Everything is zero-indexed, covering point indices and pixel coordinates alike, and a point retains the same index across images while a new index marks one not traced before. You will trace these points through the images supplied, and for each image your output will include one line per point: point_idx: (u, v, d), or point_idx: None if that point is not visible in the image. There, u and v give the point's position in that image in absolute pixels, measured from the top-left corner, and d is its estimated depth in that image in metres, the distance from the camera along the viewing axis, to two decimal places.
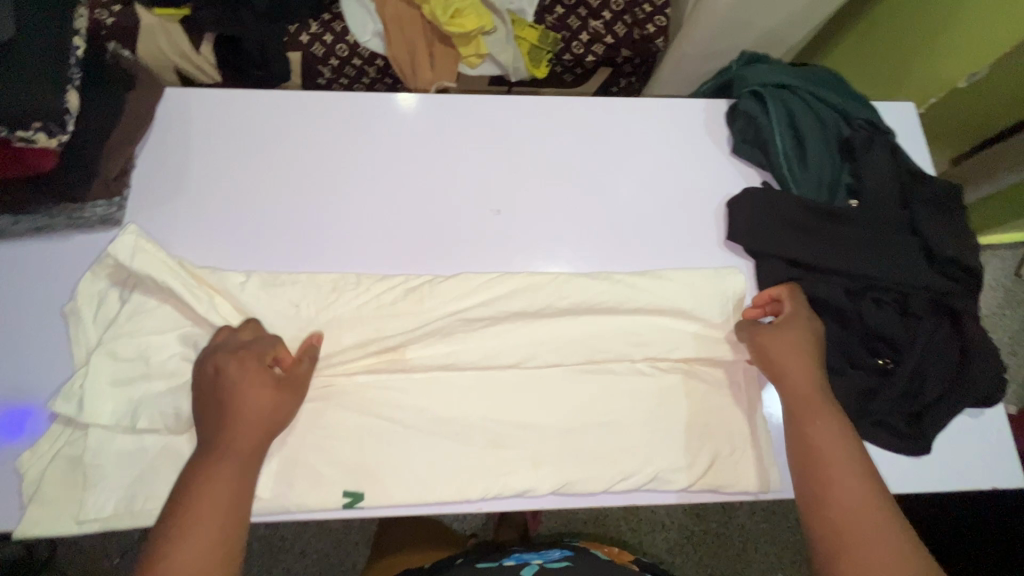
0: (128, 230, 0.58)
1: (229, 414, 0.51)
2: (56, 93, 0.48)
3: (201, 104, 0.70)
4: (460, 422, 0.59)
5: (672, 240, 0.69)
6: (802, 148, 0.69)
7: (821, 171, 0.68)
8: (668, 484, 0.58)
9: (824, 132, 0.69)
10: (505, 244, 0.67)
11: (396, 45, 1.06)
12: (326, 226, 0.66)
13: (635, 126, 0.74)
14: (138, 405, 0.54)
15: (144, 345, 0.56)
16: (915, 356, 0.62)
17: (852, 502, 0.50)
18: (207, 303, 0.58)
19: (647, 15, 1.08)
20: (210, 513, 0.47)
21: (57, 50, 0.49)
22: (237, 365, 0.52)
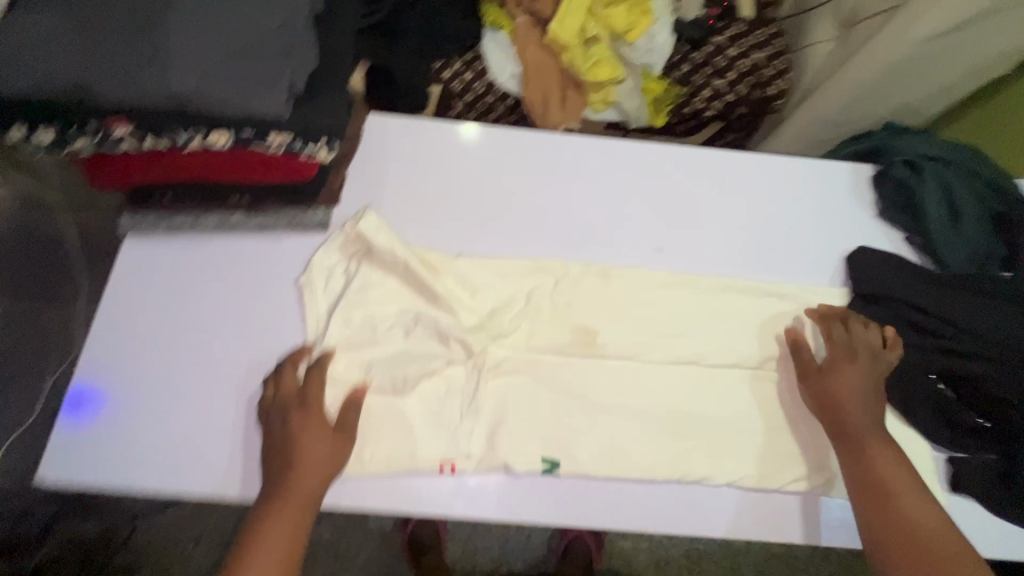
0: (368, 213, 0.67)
1: (296, 465, 0.58)
2: (342, 114, 0.54)
3: (403, 131, 0.77)
4: (632, 440, 0.63)
5: (827, 273, 0.75)
6: (956, 219, 0.73)
7: (976, 242, 0.72)
8: (834, 491, 0.63)
9: (978, 206, 0.73)
10: (668, 281, 0.71)
11: (532, 87, 1.15)
12: (503, 249, 0.71)
13: (789, 180, 0.79)
14: (368, 366, 0.63)
15: (372, 316, 0.65)
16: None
17: (887, 475, 0.59)
18: (437, 281, 0.67)
19: (768, 79, 1.15)
20: (287, 530, 0.57)
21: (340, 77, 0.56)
22: (301, 420, 0.59)
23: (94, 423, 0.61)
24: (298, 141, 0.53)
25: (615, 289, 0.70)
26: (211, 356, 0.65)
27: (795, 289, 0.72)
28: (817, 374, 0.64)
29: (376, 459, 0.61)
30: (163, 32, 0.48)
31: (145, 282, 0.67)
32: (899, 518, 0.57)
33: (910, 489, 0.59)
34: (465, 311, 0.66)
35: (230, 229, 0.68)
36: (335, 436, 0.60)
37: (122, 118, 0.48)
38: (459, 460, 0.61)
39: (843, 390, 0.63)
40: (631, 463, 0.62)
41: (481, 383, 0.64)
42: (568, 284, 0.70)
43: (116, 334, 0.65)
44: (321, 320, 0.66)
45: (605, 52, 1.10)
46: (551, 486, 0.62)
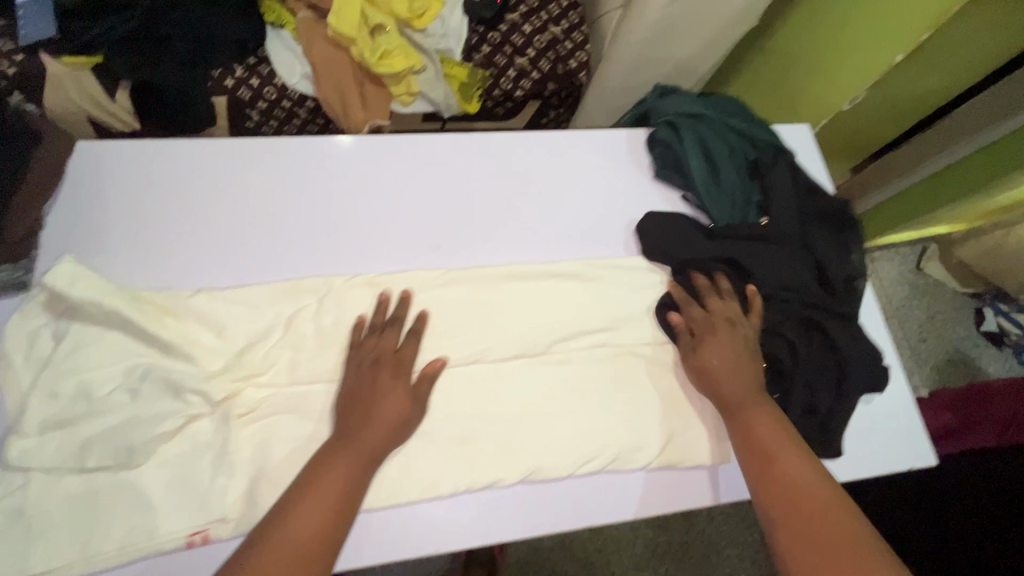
0: (64, 260, 0.56)
1: (371, 418, 0.57)
2: None
3: (115, 155, 0.65)
4: (414, 452, 0.60)
5: (610, 243, 0.74)
6: (715, 172, 0.75)
7: (733, 193, 0.74)
8: (625, 463, 0.63)
9: (734, 156, 0.76)
10: (446, 277, 0.67)
11: (325, 86, 1.06)
12: (257, 275, 0.65)
13: (564, 153, 0.77)
14: (85, 444, 0.53)
15: (87, 380, 0.55)
16: (803, 372, 0.66)
17: (767, 436, 0.60)
18: (165, 326, 0.58)
19: (569, 52, 1.13)
20: (327, 498, 0.53)
21: None
22: (389, 377, 0.59)
23: None
24: None
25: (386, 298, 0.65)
26: None
27: (576, 268, 0.71)
28: (697, 346, 0.65)
29: (108, 549, 0.52)
30: None
31: None
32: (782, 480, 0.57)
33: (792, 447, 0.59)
34: (205, 355, 0.59)
35: None
36: (408, 393, 0.60)
37: None
38: (212, 526, 0.54)
39: (717, 361, 0.64)
40: (413, 484, 0.59)
41: (231, 433, 0.57)
42: (332, 302, 0.64)
43: None
44: (23, 395, 0.55)
45: (393, 41, 1.03)
46: None
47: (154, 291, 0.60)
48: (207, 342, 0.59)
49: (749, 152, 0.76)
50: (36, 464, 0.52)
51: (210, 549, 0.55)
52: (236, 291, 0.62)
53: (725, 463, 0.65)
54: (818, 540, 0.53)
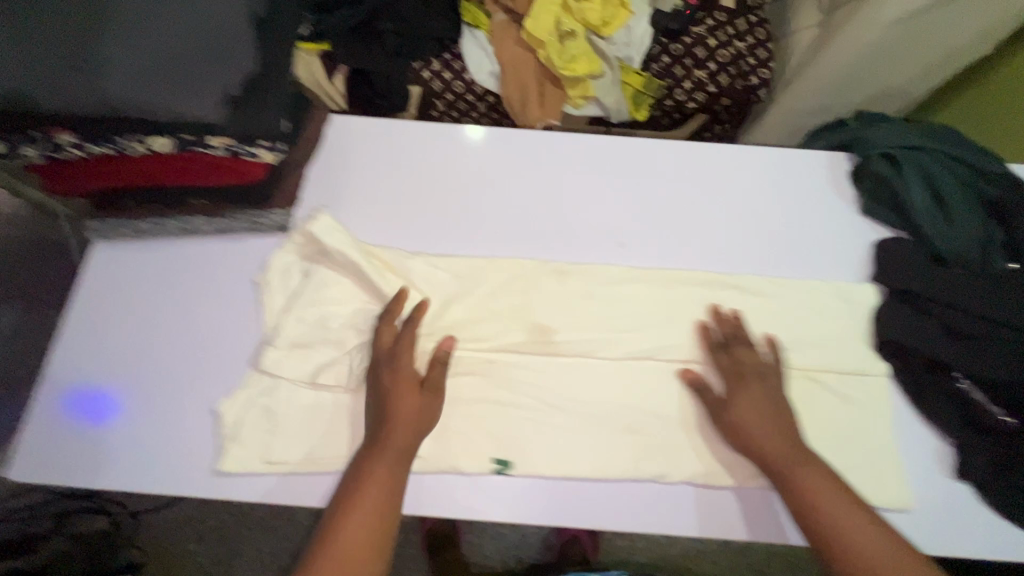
0: (321, 217, 0.67)
1: (389, 421, 0.59)
2: (277, 113, 0.54)
3: (366, 130, 0.77)
4: (586, 434, 0.63)
5: (798, 264, 0.73)
6: (945, 208, 0.70)
7: (968, 230, 0.69)
8: None
9: (968, 192, 0.71)
10: (629, 274, 0.70)
11: (510, 85, 1.14)
12: (462, 246, 0.71)
13: (753, 171, 0.78)
14: (320, 366, 0.64)
15: (327, 313, 0.66)
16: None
17: (818, 489, 0.56)
18: (389, 279, 0.67)
19: (752, 68, 1.12)
20: (370, 502, 0.56)
21: (269, 63, 0.54)
22: (389, 376, 0.61)
23: (68, 423, 0.64)
24: (238, 144, 0.54)
25: (572, 285, 0.69)
26: (175, 358, 0.66)
27: (759, 284, 0.70)
28: (726, 404, 0.62)
29: (326, 458, 0.61)
30: (100, 38, 0.49)
31: (110, 285, 0.69)
32: (841, 535, 0.54)
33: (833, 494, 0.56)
34: (416, 311, 0.67)
35: (192, 232, 0.70)
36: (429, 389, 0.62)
37: (63, 126, 0.50)
38: None
39: (743, 417, 0.60)
40: (583, 462, 0.62)
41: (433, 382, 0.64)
42: (526, 283, 0.69)
43: (83, 336, 0.67)
44: (277, 316, 0.66)
45: (581, 46, 1.08)
46: (502, 486, 0.61)
47: (381, 248, 0.69)
48: (419, 298, 0.67)
49: (986, 189, 0.71)
50: (283, 375, 0.63)
51: None
52: (445, 259, 0.70)
53: (902, 507, 0.62)
54: None
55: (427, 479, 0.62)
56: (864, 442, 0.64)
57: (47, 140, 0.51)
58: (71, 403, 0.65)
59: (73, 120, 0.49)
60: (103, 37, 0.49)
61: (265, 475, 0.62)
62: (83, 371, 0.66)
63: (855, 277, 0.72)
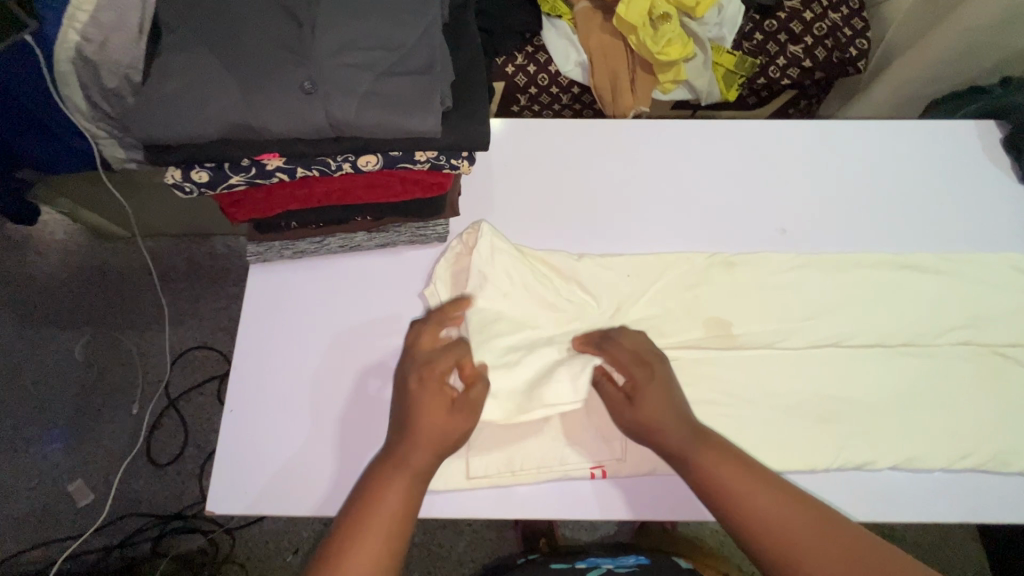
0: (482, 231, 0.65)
1: (409, 433, 0.54)
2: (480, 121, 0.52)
3: (511, 131, 0.75)
4: (784, 427, 0.62)
5: (968, 236, 0.71)
6: None
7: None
8: (1007, 466, 0.60)
9: None
10: (799, 260, 0.69)
11: (600, 74, 1.12)
12: (622, 244, 0.70)
13: (906, 145, 0.76)
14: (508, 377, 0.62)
15: (504, 323, 0.64)
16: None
17: (774, 520, 0.51)
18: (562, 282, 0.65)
19: (849, 39, 1.09)
20: (379, 530, 0.51)
21: (468, 72, 0.53)
22: (418, 380, 0.56)
23: (262, 447, 0.61)
24: (442, 158, 0.53)
25: (742, 276, 0.68)
26: (354, 373, 0.64)
27: (932, 261, 0.68)
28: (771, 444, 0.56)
29: (527, 468, 0.60)
30: (315, 65, 0.47)
31: (277, 305, 0.67)
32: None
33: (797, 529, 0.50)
34: (593, 314, 0.65)
35: (354, 249, 0.69)
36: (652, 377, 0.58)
37: (277, 151, 0.48)
38: (609, 465, 0.60)
39: (715, 475, 0.53)
40: (786, 454, 0.61)
41: None
42: (698, 277, 0.68)
43: (256, 358, 0.65)
44: None
45: (675, 29, 1.05)
46: None
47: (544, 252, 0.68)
48: (593, 300, 0.66)
49: None
50: None
51: (602, 484, 0.61)
52: (610, 258, 0.69)
53: None
54: None
55: (629, 482, 0.61)
56: None
57: (253, 164, 0.50)
58: (230, 425, 0.62)
59: (289, 143, 0.48)
60: (314, 54, 0.47)
61: (464, 490, 0.61)
62: (258, 392, 0.64)
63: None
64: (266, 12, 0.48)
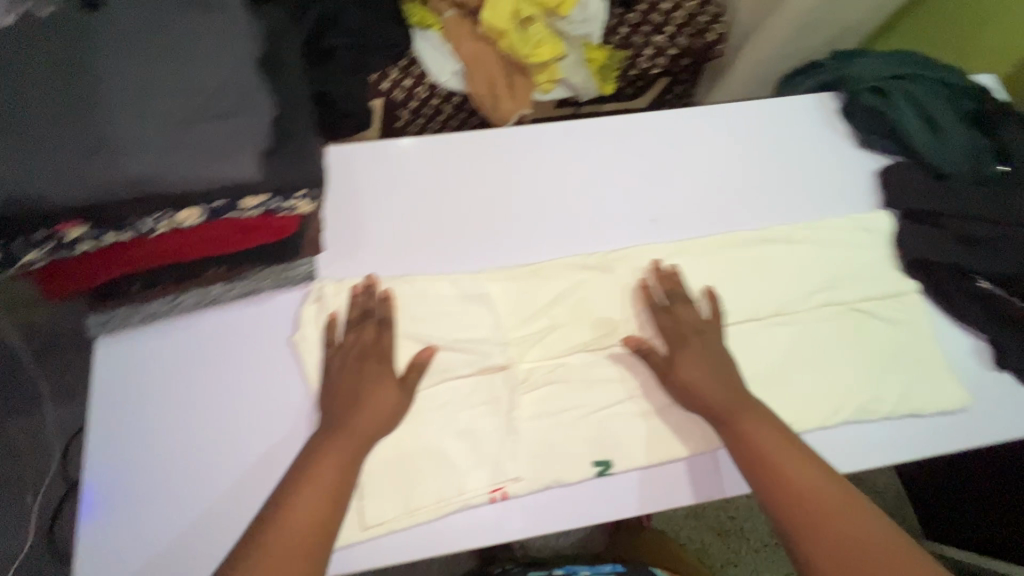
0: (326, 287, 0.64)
1: (361, 405, 0.57)
2: (311, 156, 0.48)
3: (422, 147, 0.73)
4: (674, 412, 0.63)
5: (815, 204, 0.76)
6: (936, 129, 0.74)
7: (963, 145, 0.73)
8: (871, 415, 0.64)
9: (954, 108, 0.74)
10: (669, 247, 0.71)
11: (477, 81, 1.11)
12: (501, 255, 0.69)
13: (759, 124, 0.79)
14: None
15: None
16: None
17: (780, 455, 0.55)
18: (434, 302, 0.65)
19: (706, 25, 1.14)
20: (324, 485, 0.52)
21: (290, 104, 0.50)
22: (376, 364, 0.59)
23: (126, 532, 0.56)
24: (276, 201, 0.49)
25: (619, 272, 0.69)
26: (223, 436, 0.60)
27: (789, 231, 0.72)
28: (672, 369, 0.61)
29: (425, 504, 0.58)
30: (95, 123, 0.43)
31: (128, 381, 0.60)
32: (805, 500, 0.52)
33: (808, 461, 0.55)
34: (480, 337, 0.64)
35: (210, 303, 0.63)
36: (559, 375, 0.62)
37: (71, 221, 0.42)
38: (507, 485, 0.59)
39: (760, 447, 0.56)
40: (677, 437, 0.63)
41: (513, 399, 0.62)
42: (579, 279, 0.68)
43: (113, 440, 0.58)
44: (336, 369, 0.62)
45: (542, 30, 1.06)
46: (607, 484, 0.61)
47: (420, 277, 0.66)
48: (482, 308, 0.66)
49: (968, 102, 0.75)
50: None
51: (505, 505, 0.60)
52: (490, 272, 0.68)
53: (962, 407, 0.66)
54: (831, 548, 0.49)
55: (531, 497, 0.60)
56: (921, 359, 0.67)
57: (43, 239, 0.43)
58: (87, 510, 0.56)
59: (82, 210, 0.41)
60: (93, 109, 0.43)
61: (362, 541, 0.58)
62: (116, 471, 0.58)
63: (867, 206, 0.76)
64: (43, 72, 0.43)
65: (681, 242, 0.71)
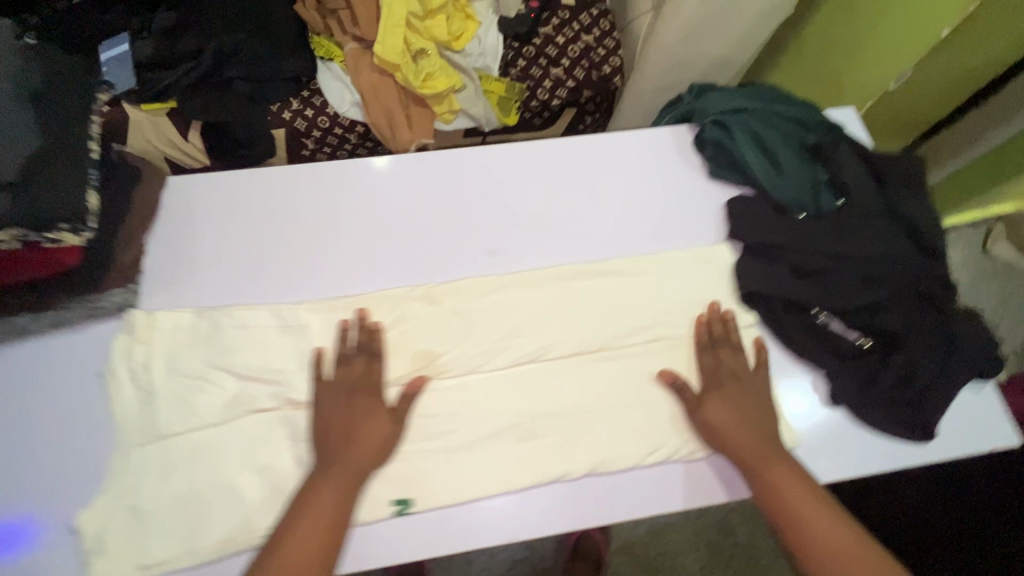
0: (139, 317, 0.64)
1: (353, 440, 0.59)
2: (72, 193, 0.56)
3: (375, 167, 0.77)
4: (485, 448, 0.62)
5: (660, 235, 0.76)
6: (774, 160, 0.74)
7: (799, 178, 0.74)
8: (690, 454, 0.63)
9: (790, 142, 0.75)
10: (500, 279, 0.70)
11: (374, 112, 1.12)
12: (331, 286, 0.70)
13: (609, 158, 0.81)
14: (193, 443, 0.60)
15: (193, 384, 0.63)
16: (912, 345, 0.66)
17: (799, 498, 0.58)
18: (251, 333, 0.65)
19: (602, 57, 1.16)
20: (311, 534, 0.54)
21: (65, 147, 0.58)
22: (366, 399, 0.61)
23: None
24: (36, 231, 0.56)
25: (445, 305, 0.68)
26: (16, 470, 0.59)
27: (625, 264, 0.72)
28: (698, 406, 0.63)
29: (211, 543, 0.57)
30: None
31: None
32: (817, 545, 0.56)
33: (817, 500, 0.58)
34: (293, 371, 0.64)
35: (21, 334, 0.64)
36: (389, 420, 0.61)
37: None
38: None
39: (790, 494, 0.58)
40: (486, 476, 0.61)
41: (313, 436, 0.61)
42: (402, 310, 0.67)
43: None
44: (142, 399, 0.62)
45: (435, 63, 1.08)
46: (407, 525, 0.59)
47: (240, 307, 0.66)
48: (301, 340, 0.65)
49: (805, 136, 0.76)
50: (150, 468, 0.59)
51: None
52: (313, 303, 0.68)
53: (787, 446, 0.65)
54: None
55: None
56: None
57: None
58: None
59: None
60: None
61: None
62: None
63: (713, 237, 0.76)
64: None
65: (515, 274, 0.71)
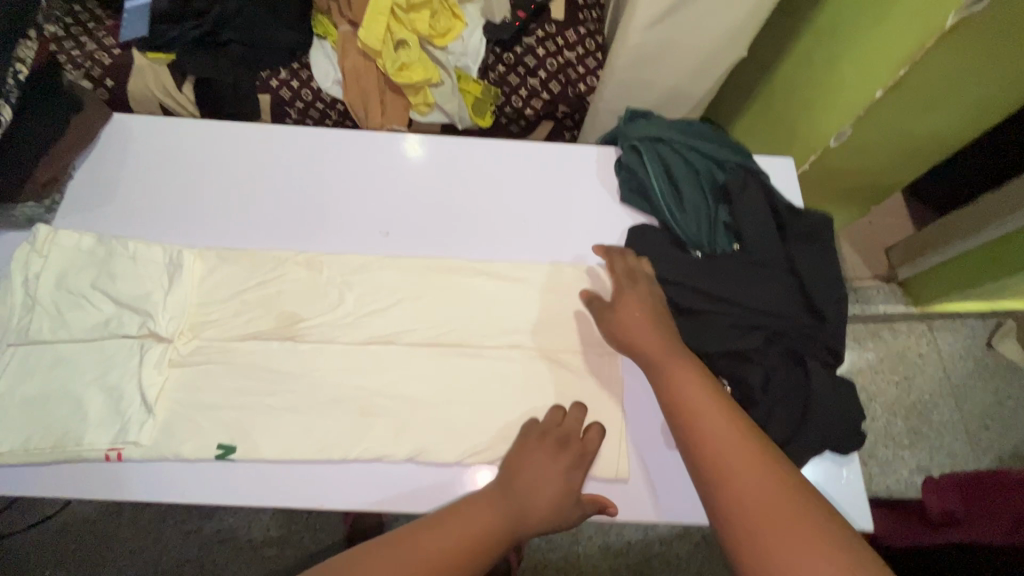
0: (41, 231, 0.69)
1: (517, 476, 0.59)
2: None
3: (408, 153, 0.80)
4: (319, 414, 0.64)
5: (557, 249, 0.76)
6: (678, 192, 0.75)
7: (698, 215, 0.74)
8: None
9: (698, 179, 0.76)
10: (380, 259, 0.73)
11: (352, 93, 1.17)
12: (228, 237, 0.74)
13: (530, 165, 0.81)
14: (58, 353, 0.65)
15: (74, 300, 0.67)
16: (766, 402, 0.63)
17: (726, 447, 0.50)
18: (140, 263, 0.70)
19: (579, 76, 1.18)
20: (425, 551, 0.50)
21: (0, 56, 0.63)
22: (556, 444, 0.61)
23: None
24: None
25: (323, 272, 0.71)
26: None
27: (511, 268, 0.73)
28: (655, 360, 0.60)
29: (43, 447, 0.61)
30: None
31: None
32: (745, 502, 0.46)
33: (751, 452, 0.49)
34: (165, 306, 0.67)
35: None
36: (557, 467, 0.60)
37: None
38: (125, 447, 0.61)
39: (725, 441, 0.50)
40: (312, 439, 0.62)
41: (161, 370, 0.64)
42: (281, 269, 0.71)
43: None
44: (25, 304, 0.67)
45: (413, 55, 1.11)
46: (225, 469, 0.62)
47: (136, 240, 0.71)
48: (181, 280, 0.69)
49: (716, 175, 0.76)
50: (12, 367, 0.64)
51: (122, 465, 0.62)
52: (206, 250, 0.72)
53: (618, 477, 0.63)
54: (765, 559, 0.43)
55: (150, 464, 0.62)
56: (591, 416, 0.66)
57: None
58: None
59: None
60: None
61: None
62: None
63: None
64: None
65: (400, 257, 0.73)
